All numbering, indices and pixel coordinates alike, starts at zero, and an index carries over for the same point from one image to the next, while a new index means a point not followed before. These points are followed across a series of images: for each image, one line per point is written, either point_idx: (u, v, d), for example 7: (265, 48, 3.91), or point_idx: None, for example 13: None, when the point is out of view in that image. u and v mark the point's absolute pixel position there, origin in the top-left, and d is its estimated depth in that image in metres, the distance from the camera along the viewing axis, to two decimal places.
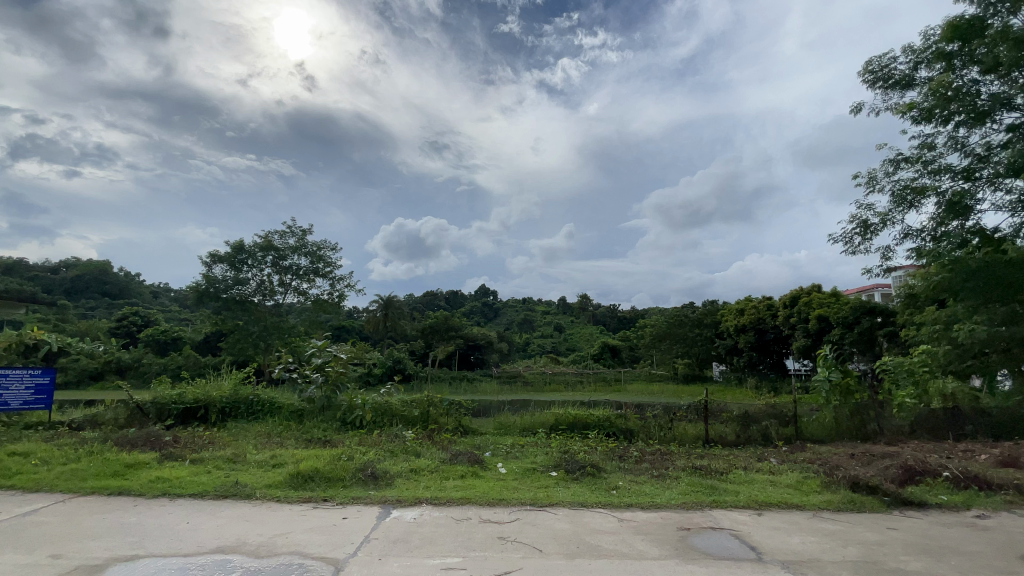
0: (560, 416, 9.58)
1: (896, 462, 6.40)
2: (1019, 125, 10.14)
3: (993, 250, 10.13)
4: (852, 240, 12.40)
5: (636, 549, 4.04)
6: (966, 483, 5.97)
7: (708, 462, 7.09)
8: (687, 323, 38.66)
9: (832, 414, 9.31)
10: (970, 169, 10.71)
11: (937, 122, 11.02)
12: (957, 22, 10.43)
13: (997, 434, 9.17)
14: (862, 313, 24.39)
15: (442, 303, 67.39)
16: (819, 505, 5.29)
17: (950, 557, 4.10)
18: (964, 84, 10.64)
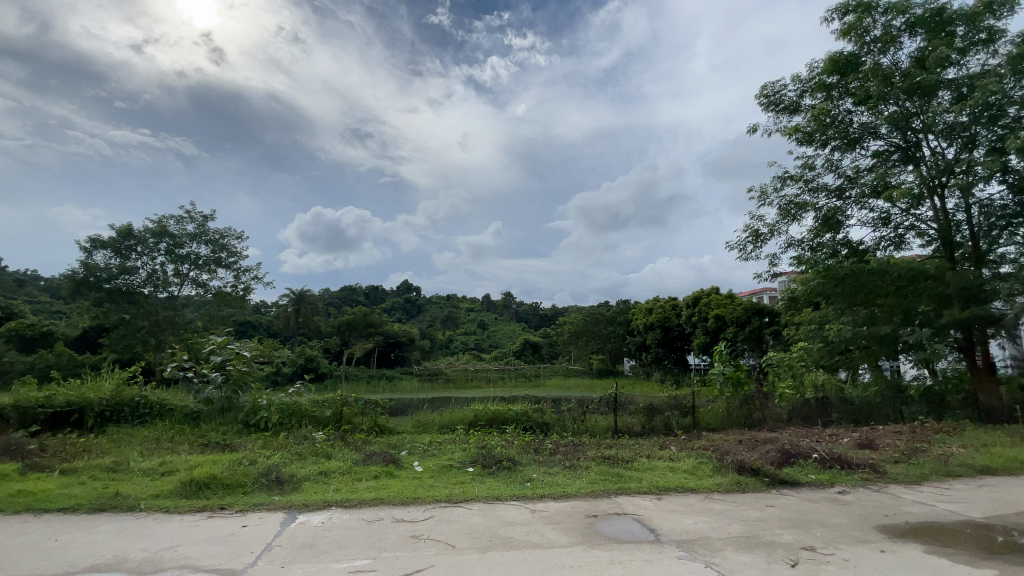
0: (479, 412, 9.65)
1: (776, 447, 7.20)
2: (881, 152, 11.78)
3: (856, 260, 11.75)
4: (745, 247, 13.71)
5: (546, 538, 4.18)
6: (831, 463, 6.84)
7: (616, 452, 7.49)
8: (602, 321, 40.58)
9: (725, 405, 10.24)
10: (842, 188, 12.24)
11: (816, 145, 12.49)
12: (836, 57, 11.90)
13: (856, 420, 10.53)
14: (752, 313, 27.25)
15: (360, 298, 64.99)
16: (712, 488, 5.81)
17: (816, 529, 4.67)
18: (840, 113, 12.15)
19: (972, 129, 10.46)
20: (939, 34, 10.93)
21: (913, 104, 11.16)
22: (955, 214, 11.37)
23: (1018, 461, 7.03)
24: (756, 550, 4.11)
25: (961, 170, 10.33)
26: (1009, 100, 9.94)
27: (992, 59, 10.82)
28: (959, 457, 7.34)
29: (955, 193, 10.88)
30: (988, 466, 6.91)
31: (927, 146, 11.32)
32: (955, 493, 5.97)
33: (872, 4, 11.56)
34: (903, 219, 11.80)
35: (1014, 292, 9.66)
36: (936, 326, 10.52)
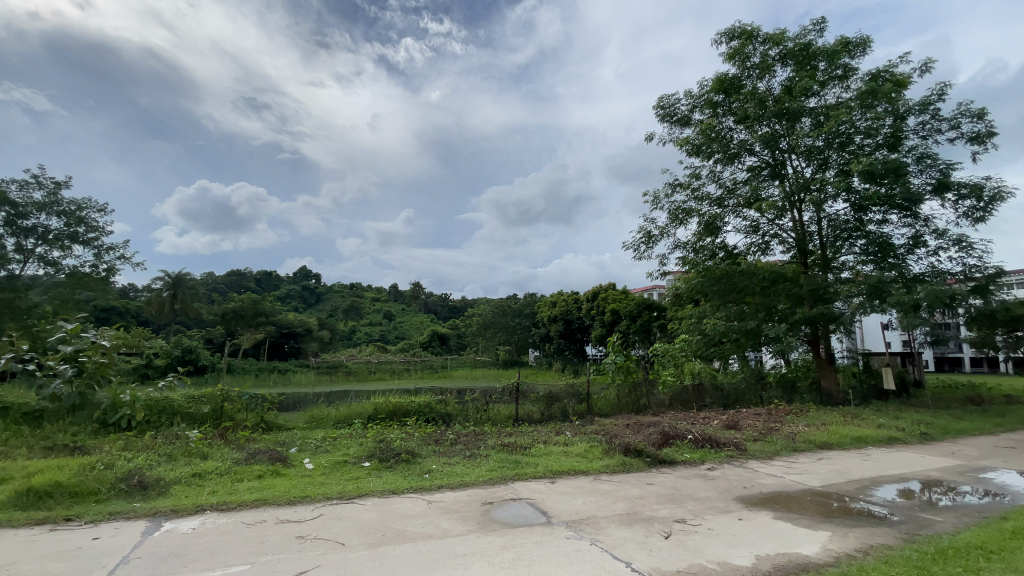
0: (379, 405, 9.37)
1: (658, 430, 7.89)
2: (755, 167, 13.26)
3: (730, 262, 13.16)
4: (639, 247, 14.75)
5: (440, 528, 4.19)
6: (703, 443, 7.63)
7: (515, 440, 7.70)
8: (509, 313, 41.31)
9: (616, 392, 10.99)
10: (722, 197, 13.61)
11: (702, 156, 13.74)
12: (722, 78, 13.16)
13: (725, 404, 11.82)
14: (643, 308, 29.45)
15: (251, 285, 59.74)
16: (600, 470, 6.21)
17: (688, 502, 5.21)
18: (723, 129, 13.46)
19: (825, 152, 12.16)
20: (806, 66, 12.55)
21: (782, 127, 12.70)
22: (809, 226, 13.15)
23: (846, 436, 8.38)
24: (636, 525, 4.47)
25: (815, 187, 11.98)
26: (854, 130, 11.68)
27: (845, 94, 12.62)
28: (803, 434, 8.57)
29: (810, 207, 12.59)
30: (825, 441, 8.16)
31: (791, 165, 12.95)
32: (799, 466, 6.97)
33: (754, 32, 12.93)
34: (769, 228, 13.41)
35: (849, 294, 11.46)
36: (790, 322, 12.18)
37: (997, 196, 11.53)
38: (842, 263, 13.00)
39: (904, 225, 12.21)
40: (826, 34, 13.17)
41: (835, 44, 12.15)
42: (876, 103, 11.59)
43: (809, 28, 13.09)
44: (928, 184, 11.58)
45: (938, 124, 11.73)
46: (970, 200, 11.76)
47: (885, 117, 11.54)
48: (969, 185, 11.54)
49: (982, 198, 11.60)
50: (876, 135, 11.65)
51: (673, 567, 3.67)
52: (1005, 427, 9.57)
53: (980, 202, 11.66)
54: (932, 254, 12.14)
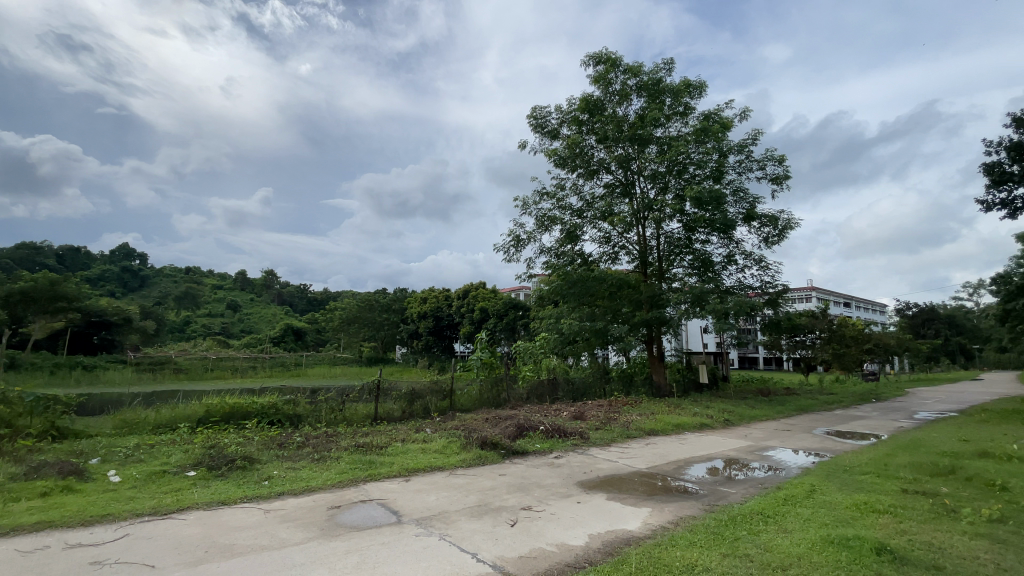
0: (213, 406, 8.32)
1: (513, 424, 8.28)
2: (611, 184, 14.64)
3: (586, 268, 14.40)
4: (508, 249, 15.37)
5: (277, 538, 3.88)
6: (553, 433, 8.22)
7: (370, 439, 7.44)
8: (376, 308, 39.66)
9: (478, 388, 11.24)
10: (582, 209, 14.78)
11: (568, 169, 14.77)
12: (588, 98, 14.28)
13: (575, 397, 12.84)
14: (510, 307, 30.70)
15: (49, 262, 48.58)
16: (456, 464, 6.32)
17: (534, 490, 5.56)
18: (587, 146, 14.62)
19: (667, 177, 13.94)
20: (656, 99, 14.22)
21: (634, 150, 14.24)
22: (651, 240, 14.93)
23: (671, 424, 9.70)
24: (485, 516, 4.64)
25: (656, 208, 13.66)
26: (689, 161, 13.57)
27: (684, 128, 14.56)
28: (637, 423, 9.69)
29: (652, 224, 14.31)
30: (653, 428, 9.33)
31: (640, 185, 14.55)
32: (631, 451, 7.88)
33: (617, 61, 14.26)
34: (620, 240, 14.91)
35: (678, 301, 13.31)
36: (631, 324, 13.75)
37: (786, 227, 14.30)
38: (675, 274, 15.02)
39: (722, 245, 14.52)
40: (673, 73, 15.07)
41: (679, 84, 13.95)
42: (707, 140, 13.59)
43: (661, 65, 14.85)
44: (740, 212, 13.92)
45: (750, 163, 14.15)
46: (768, 228, 14.42)
47: (712, 153, 13.60)
48: (768, 215, 14.13)
49: (776, 227, 14.29)
50: (705, 167, 13.66)
51: (517, 553, 3.88)
52: (783, 413, 11.96)
53: (775, 230, 14.35)
54: (740, 270, 14.63)
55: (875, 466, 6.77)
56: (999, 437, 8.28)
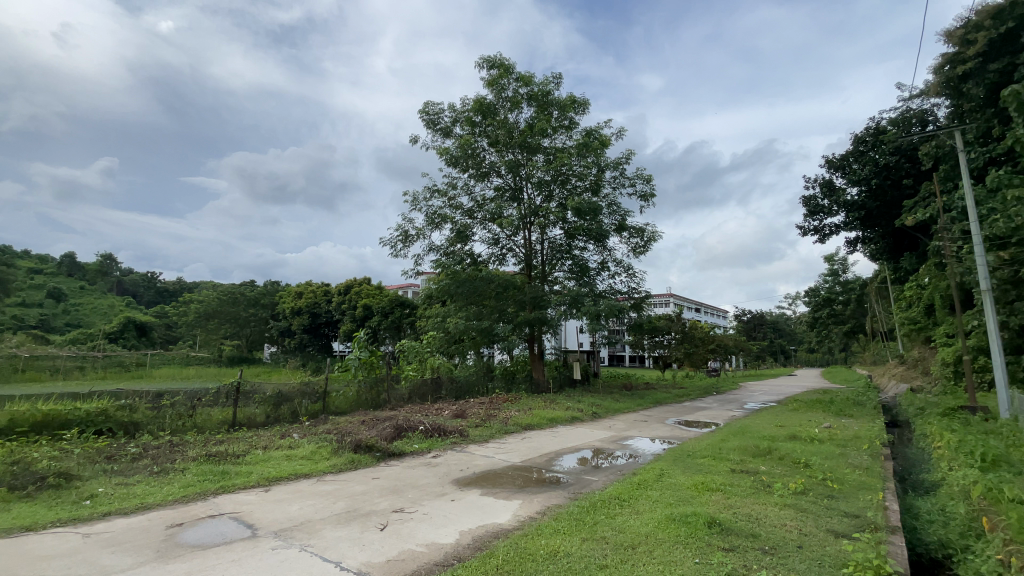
0: (19, 413, 6.66)
1: (390, 425, 8.08)
2: (501, 187, 15.01)
3: (474, 269, 14.60)
4: (395, 245, 14.99)
5: (100, 566, 3.34)
6: (432, 433, 8.18)
7: (226, 447, 6.72)
8: (241, 302, 35.91)
9: (356, 389, 10.76)
10: (472, 210, 14.98)
11: (459, 168, 14.84)
12: (481, 100, 14.48)
13: (457, 395, 12.90)
14: (396, 305, 29.88)
15: None
16: (324, 470, 5.98)
17: (408, 491, 5.48)
18: (478, 147, 14.83)
19: (552, 186, 14.69)
20: (544, 111, 14.89)
21: (522, 156, 14.77)
22: (536, 245, 15.60)
23: (545, 418, 10.21)
24: (353, 522, 4.46)
25: (542, 214, 14.31)
26: (572, 172, 14.47)
27: (568, 141, 15.45)
28: (514, 419, 10.05)
29: (537, 229, 14.97)
30: (529, 423, 9.76)
31: (527, 191, 15.12)
32: (507, 446, 8.13)
33: (509, 68, 14.67)
34: (508, 243, 15.35)
35: (557, 302, 14.07)
36: (515, 324, 14.24)
37: (651, 239, 15.88)
38: (556, 278, 15.87)
39: (597, 253, 15.66)
40: (561, 88, 15.90)
41: (565, 99, 14.74)
42: (588, 154, 14.57)
43: (550, 79, 15.57)
44: (613, 223, 15.15)
45: (624, 180, 15.48)
46: (636, 239, 15.87)
47: (592, 167, 14.62)
48: (637, 227, 15.56)
49: (643, 239, 15.79)
50: (585, 179, 14.64)
51: (384, 557, 3.80)
52: (644, 406, 13.25)
53: (642, 241, 15.85)
54: (611, 277, 15.93)
55: (712, 450, 7.82)
56: (803, 422, 10.08)
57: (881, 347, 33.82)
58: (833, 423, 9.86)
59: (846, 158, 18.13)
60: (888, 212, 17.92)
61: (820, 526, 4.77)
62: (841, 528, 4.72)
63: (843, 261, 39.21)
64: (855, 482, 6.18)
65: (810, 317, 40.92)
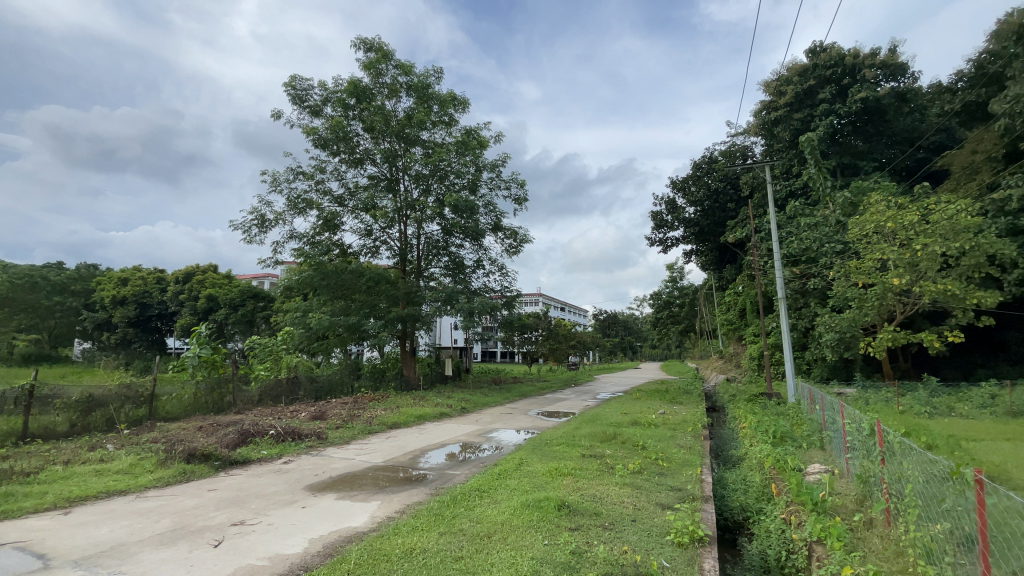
0: None
1: (234, 431, 7.30)
2: (375, 176, 14.48)
3: (342, 260, 13.85)
4: (250, 229, 13.56)
5: None
6: (283, 437, 7.58)
7: (9, 465, 5.46)
8: (41, 288, 29.35)
9: (194, 391, 9.53)
10: (342, 197, 14.21)
11: (328, 151, 13.96)
12: (356, 83, 13.80)
13: (317, 396, 12.17)
14: (248, 297, 26.98)
15: None
16: (148, 485, 5.19)
17: (251, 502, 5.00)
18: (352, 132, 14.11)
19: (429, 180, 14.53)
20: (424, 103, 14.66)
21: (399, 147, 14.38)
22: (410, 239, 15.28)
23: (412, 416, 10.06)
24: (180, 541, 3.95)
25: (417, 208, 14.08)
26: (450, 169, 14.46)
27: (448, 137, 15.42)
28: (379, 417, 9.75)
29: (413, 223, 14.69)
30: (394, 421, 9.54)
31: (403, 182, 14.78)
32: (368, 446, 7.87)
33: (389, 54, 14.18)
34: (380, 235, 14.81)
35: (432, 299, 13.95)
36: (385, 320, 13.83)
37: (524, 240, 16.55)
38: (430, 274, 15.77)
39: (473, 251, 15.88)
40: (442, 83, 15.80)
41: (445, 94, 14.65)
42: (466, 153, 14.68)
43: (431, 71, 15.39)
44: (489, 223, 15.49)
45: (500, 181, 15.90)
46: (510, 239, 16.41)
47: (470, 165, 14.76)
48: (511, 228, 16.11)
49: (516, 240, 16.39)
50: (463, 177, 14.74)
51: None
52: (510, 400, 13.78)
53: (515, 242, 16.44)
54: (486, 274, 16.28)
55: (566, 437, 8.44)
56: (644, 409, 11.41)
57: (707, 344, 39.53)
58: (667, 409, 11.32)
59: (687, 181, 20.85)
60: (716, 230, 21.03)
61: (652, 500, 5.44)
62: (668, 500, 5.45)
63: (681, 269, 45.00)
64: (680, 459, 7.17)
65: (654, 317, 46.27)
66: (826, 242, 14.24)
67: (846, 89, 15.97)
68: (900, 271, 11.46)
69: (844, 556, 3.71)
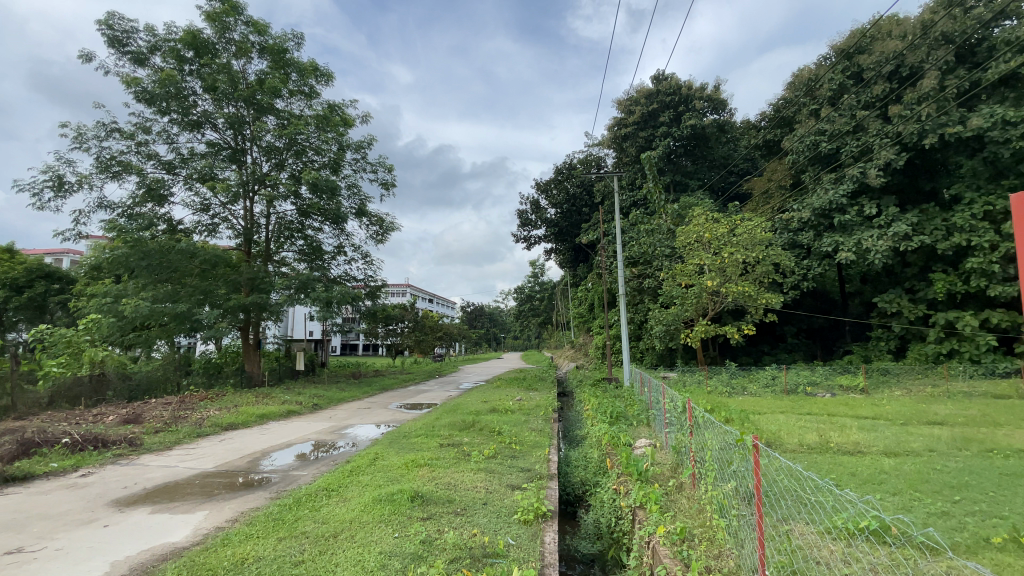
0: None
1: (10, 441, 5.87)
2: (215, 144, 12.74)
3: (170, 238, 11.96)
4: (39, 193, 10.97)
5: None
6: (83, 446, 6.31)
7: None
8: None
9: None
10: (172, 164, 12.26)
11: (155, 108, 11.90)
12: (194, 34, 11.96)
13: (132, 396, 10.46)
14: (37, 277, 21.77)
15: None
16: None
17: (33, 525, 4.08)
18: (187, 90, 12.20)
19: (283, 154, 13.20)
20: (280, 69, 13.26)
21: (247, 113, 12.80)
22: (258, 218, 13.74)
23: (252, 415, 9.11)
24: None
25: (268, 184, 12.73)
26: (308, 144, 13.34)
27: (307, 110, 14.17)
28: (212, 418, 8.65)
29: (261, 201, 13.25)
30: (231, 422, 8.55)
31: (251, 154, 13.24)
32: (197, 451, 6.92)
33: (238, 7, 12.51)
34: (220, 211, 13.07)
35: (282, 286, 12.73)
36: (224, 308, 12.27)
37: (390, 228, 16.00)
38: (281, 258, 14.42)
39: (332, 235, 14.89)
40: (302, 50, 14.45)
41: (306, 63, 13.44)
42: (327, 129, 13.65)
43: (290, 36, 14.00)
44: (352, 207, 14.64)
45: (365, 164, 15.11)
46: (375, 226, 15.74)
47: (331, 143, 13.77)
48: (376, 215, 15.44)
49: (381, 227, 15.77)
50: (323, 155, 13.70)
51: None
52: (369, 394, 13.27)
53: (380, 229, 15.82)
54: (346, 262, 15.38)
55: (425, 428, 8.43)
56: (502, 397, 11.93)
57: (562, 336, 42.60)
58: (523, 396, 11.98)
59: (550, 184, 22.15)
60: (573, 231, 22.68)
61: (502, 482, 5.72)
62: (517, 481, 5.77)
63: (543, 265, 47.73)
64: (531, 442, 7.64)
65: (517, 310, 48.45)
66: (660, 247, 16.31)
67: (682, 116, 18.38)
68: (713, 274, 13.64)
69: (659, 517, 4.30)
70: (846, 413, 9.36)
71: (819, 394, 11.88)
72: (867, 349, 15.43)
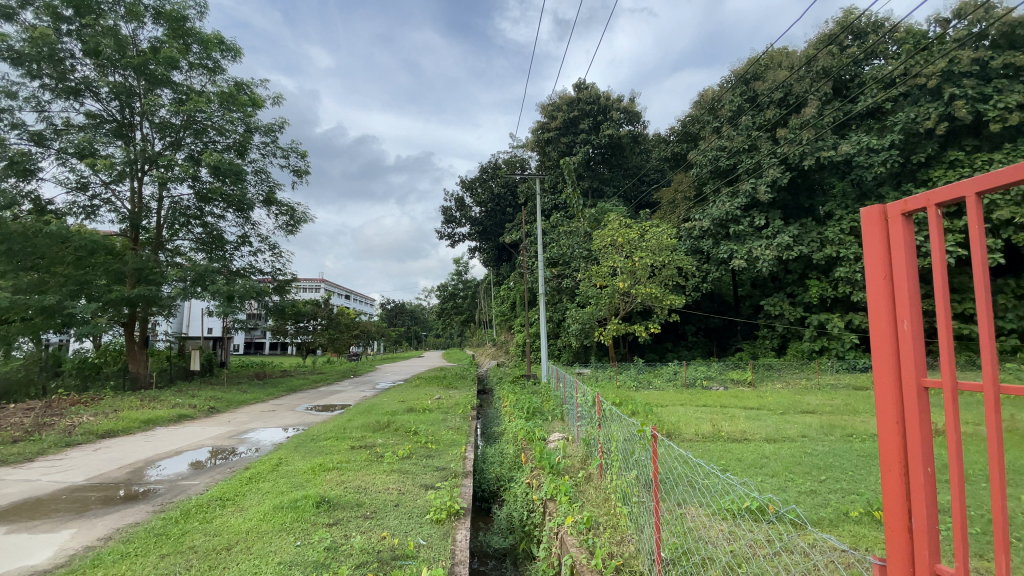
0: None
1: None
2: (97, 116, 11.28)
3: (37, 219, 10.42)
4: None
5: None
6: None
7: None
8: None
9: None
10: (41, 135, 10.69)
11: (21, 70, 10.31)
12: None
13: None
14: None
15: None
16: None
17: None
18: (64, 52, 10.70)
19: (180, 133, 11.98)
20: (179, 38, 12.02)
21: (137, 84, 11.46)
22: (148, 201, 12.36)
23: (135, 421, 8.18)
24: None
25: (161, 164, 11.49)
26: (209, 123, 12.21)
27: (210, 86, 12.96)
28: (86, 425, 7.65)
29: (153, 182, 11.94)
30: (109, 428, 7.62)
31: (141, 130, 11.87)
32: (65, 462, 6.09)
33: None
34: (101, 191, 11.60)
35: (175, 278, 11.54)
36: (104, 301, 10.91)
37: (302, 219, 15.10)
38: (175, 246, 13.09)
39: (236, 224, 13.76)
40: (205, 19, 13.19)
41: (210, 35, 12.29)
42: (233, 108, 12.57)
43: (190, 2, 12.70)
44: (260, 194, 13.63)
45: (275, 149, 14.12)
46: (285, 216, 14.79)
47: (237, 124, 12.72)
48: (286, 205, 14.51)
49: (292, 217, 14.83)
50: (227, 137, 12.61)
51: None
52: (276, 395, 12.44)
53: (291, 220, 14.88)
54: (252, 253, 14.29)
55: (335, 430, 8.06)
56: (420, 396, 11.73)
57: (484, 335, 42.77)
58: (441, 395, 11.87)
59: (473, 183, 22.13)
60: (496, 230, 22.83)
61: (415, 482, 5.63)
62: (431, 480, 5.72)
63: (466, 263, 47.60)
64: (447, 440, 7.59)
65: (440, 307, 47.92)
66: (578, 248, 16.93)
67: (600, 125, 19.19)
68: (626, 276, 14.40)
69: (567, 508, 4.47)
70: (736, 404, 10.33)
71: (714, 387, 13.01)
72: (755, 346, 17.14)
